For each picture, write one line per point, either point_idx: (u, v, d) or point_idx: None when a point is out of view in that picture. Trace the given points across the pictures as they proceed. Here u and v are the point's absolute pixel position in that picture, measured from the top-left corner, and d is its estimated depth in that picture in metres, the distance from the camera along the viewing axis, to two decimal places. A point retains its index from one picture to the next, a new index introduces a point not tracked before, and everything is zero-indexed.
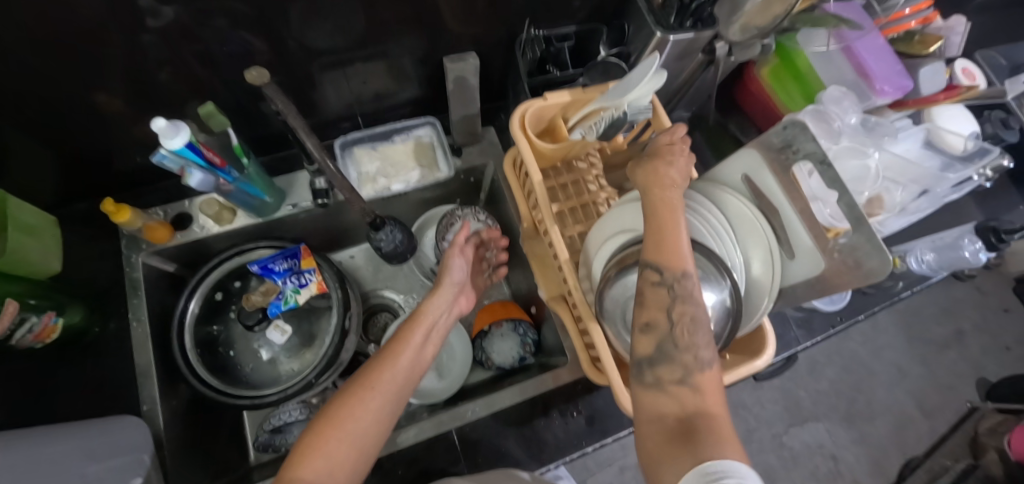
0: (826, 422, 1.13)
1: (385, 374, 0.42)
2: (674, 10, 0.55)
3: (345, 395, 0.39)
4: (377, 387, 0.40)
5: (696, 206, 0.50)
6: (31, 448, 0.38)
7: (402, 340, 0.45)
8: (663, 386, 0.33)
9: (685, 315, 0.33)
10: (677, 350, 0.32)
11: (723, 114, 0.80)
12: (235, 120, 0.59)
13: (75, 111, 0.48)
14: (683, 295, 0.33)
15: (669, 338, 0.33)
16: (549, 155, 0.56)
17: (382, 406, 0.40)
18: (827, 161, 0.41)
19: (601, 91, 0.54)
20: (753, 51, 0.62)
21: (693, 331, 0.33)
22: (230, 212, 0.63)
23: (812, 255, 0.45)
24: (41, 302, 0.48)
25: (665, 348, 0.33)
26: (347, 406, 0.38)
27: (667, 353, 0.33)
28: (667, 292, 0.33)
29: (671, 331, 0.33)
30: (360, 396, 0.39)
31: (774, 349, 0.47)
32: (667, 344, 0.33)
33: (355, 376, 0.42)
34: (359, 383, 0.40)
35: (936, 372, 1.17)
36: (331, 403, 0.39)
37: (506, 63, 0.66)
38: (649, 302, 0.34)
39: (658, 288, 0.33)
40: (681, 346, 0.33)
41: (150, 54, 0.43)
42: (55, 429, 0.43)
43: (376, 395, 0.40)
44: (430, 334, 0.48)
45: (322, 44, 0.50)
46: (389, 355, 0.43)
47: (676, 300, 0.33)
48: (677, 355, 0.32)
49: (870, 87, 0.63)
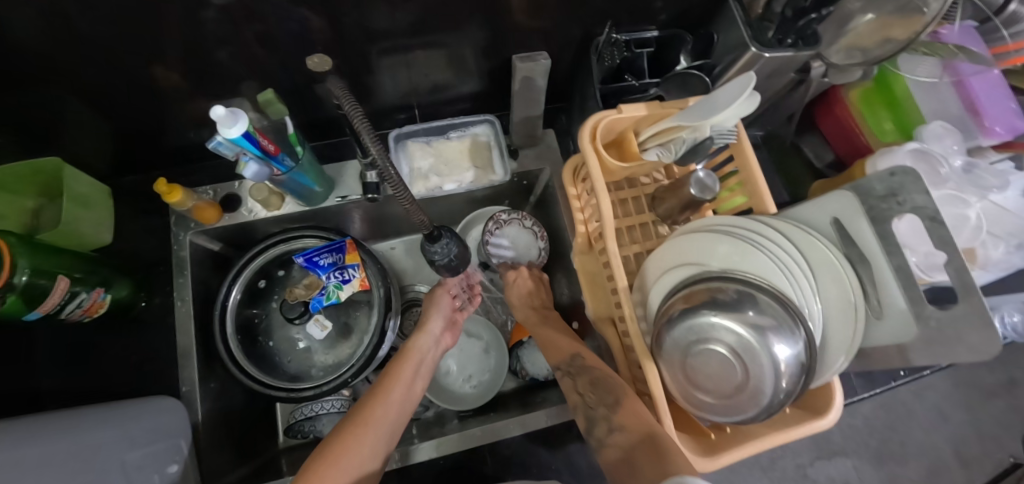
0: (854, 458, 0.89)
1: (380, 409, 0.43)
2: (774, 24, 0.50)
3: (341, 433, 0.40)
4: (372, 422, 0.42)
5: (771, 241, 0.43)
6: (70, 435, 0.39)
7: (394, 375, 0.47)
8: (608, 430, 0.44)
9: (587, 383, 0.49)
10: (594, 407, 0.47)
11: (797, 135, 0.74)
12: (290, 103, 0.57)
13: (131, 85, 0.46)
14: (580, 372, 0.51)
15: (586, 407, 0.48)
16: (615, 172, 0.51)
17: (377, 440, 0.41)
18: (938, 217, 0.36)
19: (681, 107, 0.49)
20: (853, 76, 0.57)
21: (595, 393, 0.48)
22: (279, 198, 0.61)
23: (904, 319, 0.39)
24: (88, 277, 0.49)
25: (589, 414, 0.47)
26: (344, 442, 0.39)
27: (593, 417, 0.46)
28: (571, 379, 0.52)
29: (584, 400, 0.49)
30: (356, 431, 0.40)
31: (838, 408, 0.43)
32: (588, 410, 0.47)
33: (351, 414, 0.43)
34: (354, 421, 0.42)
35: (1001, 426, 0.91)
36: (327, 442, 0.40)
37: (575, 64, 0.62)
38: (566, 390, 0.52)
39: (564, 380, 0.53)
40: (593, 406, 0.47)
41: (210, 32, 0.41)
42: (92, 412, 0.44)
43: (373, 430, 0.41)
44: (419, 370, 0.50)
45: (382, 26, 0.45)
46: (383, 391, 0.45)
47: (577, 378, 0.51)
48: (596, 412, 0.46)
49: (977, 124, 0.60)
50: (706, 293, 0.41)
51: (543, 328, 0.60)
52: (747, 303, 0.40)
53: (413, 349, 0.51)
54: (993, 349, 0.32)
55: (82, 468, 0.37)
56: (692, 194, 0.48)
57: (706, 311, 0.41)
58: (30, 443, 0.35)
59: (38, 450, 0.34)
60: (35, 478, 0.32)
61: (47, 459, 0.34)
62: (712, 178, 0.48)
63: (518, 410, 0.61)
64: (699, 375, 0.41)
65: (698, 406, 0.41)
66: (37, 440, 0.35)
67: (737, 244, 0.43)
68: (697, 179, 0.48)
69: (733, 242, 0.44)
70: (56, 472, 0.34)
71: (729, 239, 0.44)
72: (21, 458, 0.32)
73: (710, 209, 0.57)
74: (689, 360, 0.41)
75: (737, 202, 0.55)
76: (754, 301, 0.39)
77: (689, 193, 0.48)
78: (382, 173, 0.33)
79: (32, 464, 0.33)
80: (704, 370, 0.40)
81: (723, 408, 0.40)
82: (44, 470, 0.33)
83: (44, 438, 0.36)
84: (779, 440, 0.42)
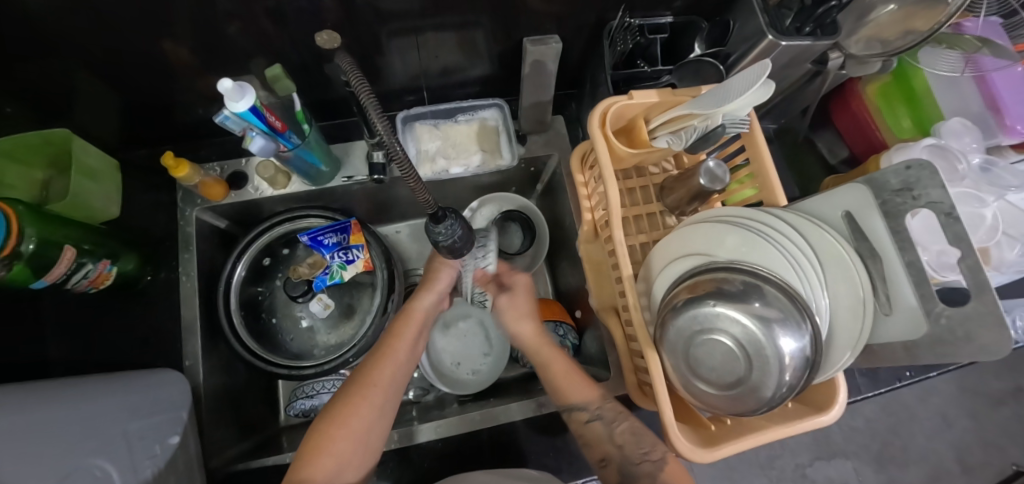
0: (854, 460, 0.83)
1: (382, 371, 0.46)
2: (792, 12, 0.49)
3: (346, 395, 0.44)
4: (376, 383, 0.45)
5: (781, 233, 0.42)
6: (74, 404, 0.39)
7: (393, 340, 0.49)
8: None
9: (627, 432, 0.46)
10: (635, 462, 0.44)
11: (810, 130, 0.73)
12: (300, 82, 0.57)
13: (143, 60, 0.46)
14: (615, 418, 0.47)
15: (625, 461, 0.45)
16: (624, 159, 0.50)
17: (382, 400, 0.44)
18: (955, 213, 0.35)
19: (694, 95, 0.48)
20: (871, 68, 0.56)
21: (637, 445, 0.45)
22: (286, 177, 0.61)
23: (914, 317, 0.38)
24: (96, 249, 0.50)
25: (628, 470, 0.44)
26: (351, 402, 0.43)
27: (633, 473, 0.44)
28: (604, 425, 0.47)
29: (622, 452, 0.45)
30: (359, 393, 0.44)
31: (841, 405, 0.42)
32: (628, 465, 0.44)
33: (356, 373, 0.46)
34: (357, 384, 0.44)
35: (1009, 436, 0.87)
36: (334, 403, 0.44)
37: (587, 49, 0.61)
38: (596, 440, 0.47)
39: (592, 424, 0.47)
40: (637, 460, 0.44)
41: (221, 8, 0.40)
42: (97, 382, 0.45)
43: (377, 390, 0.44)
44: (418, 332, 0.52)
45: (395, 7, 0.45)
46: (383, 354, 0.47)
47: (613, 425, 0.47)
48: (639, 468, 0.44)
49: (999, 123, 0.59)
50: (712, 283, 0.41)
51: (560, 359, 0.52)
52: (753, 294, 0.39)
53: (417, 309, 0.52)
54: (1007, 350, 0.31)
55: (87, 436, 0.37)
56: (701, 185, 0.47)
57: (710, 299, 0.40)
58: (33, 408, 0.35)
59: (40, 416, 0.35)
60: (37, 440, 0.33)
61: (46, 424, 0.35)
62: (723, 168, 0.47)
63: (517, 397, 0.62)
64: (701, 366, 0.40)
65: (696, 395, 0.41)
66: (45, 407, 0.36)
67: (747, 236, 0.42)
68: (708, 169, 0.47)
69: (742, 234, 0.43)
70: (61, 439, 0.35)
71: (738, 230, 0.43)
72: (21, 423, 0.33)
73: (719, 201, 0.57)
74: (693, 351, 0.40)
75: (746, 195, 0.54)
76: (760, 293, 0.39)
77: (698, 183, 0.48)
78: (388, 152, 0.27)
79: (34, 430, 0.33)
80: (707, 361, 0.39)
81: (726, 401, 0.39)
82: (47, 437, 0.34)
83: (49, 404, 0.37)
84: (778, 434, 0.42)
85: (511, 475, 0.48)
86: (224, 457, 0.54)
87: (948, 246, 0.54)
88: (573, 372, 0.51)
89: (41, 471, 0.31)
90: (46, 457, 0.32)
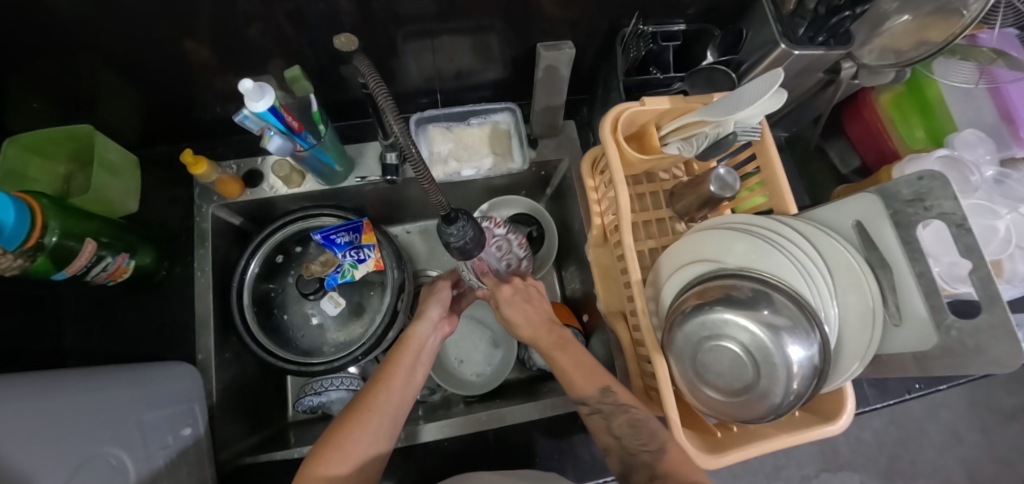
0: (862, 473, 0.82)
1: (381, 397, 0.43)
2: (807, 21, 0.50)
3: (346, 420, 0.41)
4: (377, 409, 0.42)
5: (791, 243, 0.42)
6: (93, 391, 0.40)
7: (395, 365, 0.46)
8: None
9: (624, 424, 0.43)
10: (635, 452, 0.42)
11: (823, 139, 0.73)
12: (319, 85, 0.59)
13: (164, 60, 0.48)
14: (615, 411, 0.44)
15: (624, 451, 0.43)
16: (635, 165, 0.50)
17: (382, 428, 0.42)
18: (967, 224, 0.35)
19: (705, 102, 0.48)
20: (884, 78, 0.56)
21: (636, 436, 0.42)
22: (300, 176, 0.63)
23: (923, 326, 0.38)
24: (114, 242, 0.51)
25: (625, 460, 0.42)
26: (350, 430, 0.40)
27: (632, 464, 0.42)
28: (603, 418, 0.45)
29: (620, 443, 0.43)
30: (361, 419, 0.41)
31: (849, 414, 0.42)
32: (627, 456, 0.42)
33: (359, 395, 0.44)
34: (359, 407, 0.42)
35: (1018, 451, 0.86)
36: (336, 424, 0.42)
37: (601, 54, 0.62)
38: (597, 428, 0.45)
39: (592, 417, 0.46)
40: (634, 452, 0.42)
41: (243, 10, 0.41)
42: (113, 371, 0.46)
43: (376, 416, 0.42)
44: (420, 357, 0.49)
45: (411, 11, 0.45)
46: (384, 377, 0.45)
47: (611, 418, 0.44)
48: (637, 458, 0.41)
49: (1013, 134, 0.60)
50: (720, 290, 0.41)
51: (562, 351, 0.49)
52: (762, 302, 0.39)
53: (414, 337, 0.49)
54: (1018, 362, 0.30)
55: (101, 425, 0.38)
56: (711, 192, 0.47)
57: (719, 307, 0.40)
58: (54, 394, 0.36)
59: (62, 401, 0.36)
60: (56, 427, 0.34)
61: (66, 410, 0.36)
62: (733, 176, 0.47)
63: (523, 399, 0.63)
64: (710, 372, 0.40)
65: (705, 401, 0.41)
66: (64, 392, 0.37)
67: (754, 243, 0.42)
68: (720, 177, 0.47)
69: (751, 242, 0.42)
70: (78, 426, 0.36)
71: (746, 238, 0.43)
72: (43, 408, 0.34)
73: (730, 208, 0.57)
74: (702, 356, 0.40)
75: (758, 201, 0.55)
76: (769, 300, 0.39)
77: (709, 190, 0.48)
78: (402, 153, 0.28)
79: (55, 415, 0.34)
80: (715, 368, 0.40)
81: (736, 406, 0.39)
82: (67, 423, 0.35)
83: (70, 390, 0.38)
84: (784, 443, 0.42)
85: (517, 475, 0.48)
86: (233, 450, 0.55)
87: (959, 257, 0.54)
88: (570, 362, 0.48)
89: (58, 460, 0.32)
90: (63, 442, 0.33)
